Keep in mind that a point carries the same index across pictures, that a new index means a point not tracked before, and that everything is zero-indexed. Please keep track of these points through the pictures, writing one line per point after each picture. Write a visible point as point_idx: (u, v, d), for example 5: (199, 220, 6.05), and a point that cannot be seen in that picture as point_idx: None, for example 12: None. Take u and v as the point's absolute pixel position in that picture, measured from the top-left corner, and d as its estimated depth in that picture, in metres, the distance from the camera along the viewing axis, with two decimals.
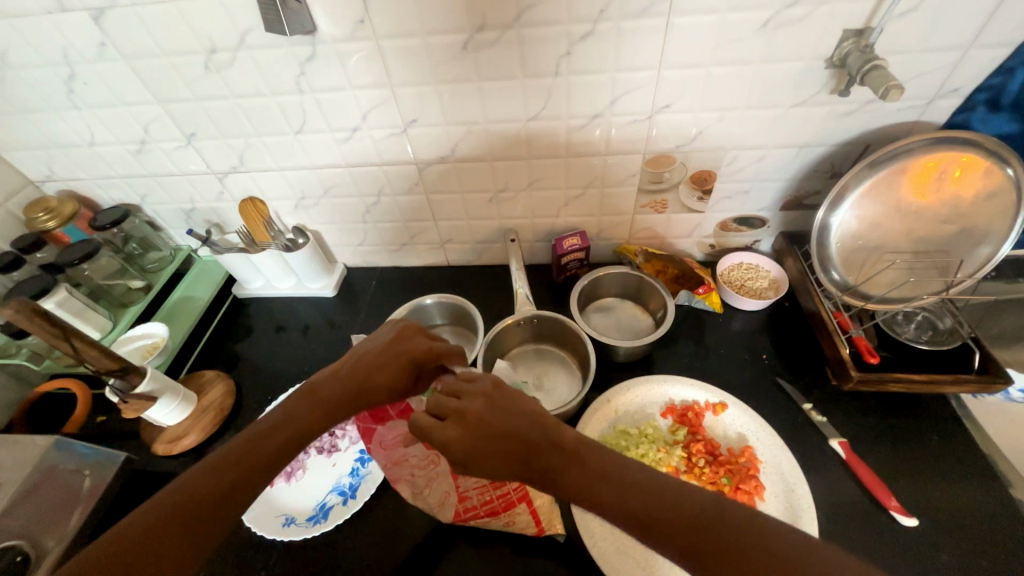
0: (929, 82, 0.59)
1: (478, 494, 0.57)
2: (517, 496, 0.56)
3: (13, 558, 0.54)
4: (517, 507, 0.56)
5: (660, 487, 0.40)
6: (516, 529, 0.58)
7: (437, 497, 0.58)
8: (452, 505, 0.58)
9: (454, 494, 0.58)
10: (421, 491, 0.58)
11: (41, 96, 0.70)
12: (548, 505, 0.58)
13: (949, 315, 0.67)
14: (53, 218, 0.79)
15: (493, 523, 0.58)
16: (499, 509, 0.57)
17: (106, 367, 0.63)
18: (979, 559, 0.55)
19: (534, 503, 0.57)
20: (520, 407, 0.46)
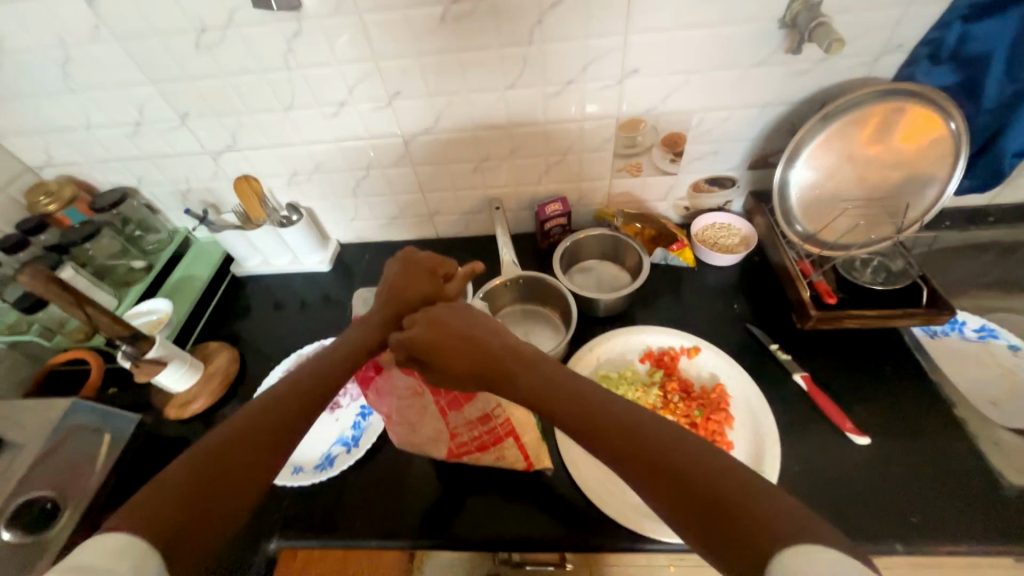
0: (875, 39, 0.64)
1: (468, 430, 0.62)
2: (504, 432, 0.62)
3: (44, 505, 0.58)
4: (506, 442, 0.62)
5: (600, 401, 0.45)
6: (506, 463, 0.64)
7: (430, 434, 0.63)
8: (446, 441, 0.63)
9: (446, 432, 0.62)
10: (414, 430, 0.63)
11: (37, 80, 0.73)
12: (535, 441, 0.64)
13: (900, 258, 0.73)
14: (53, 201, 0.82)
15: (484, 458, 0.64)
16: (489, 443, 0.62)
17: (117, 333, 0.67)
18: (923, 469, 0.61)
19: (521, 439, 0.62)
20: (480, 321, 0.56)
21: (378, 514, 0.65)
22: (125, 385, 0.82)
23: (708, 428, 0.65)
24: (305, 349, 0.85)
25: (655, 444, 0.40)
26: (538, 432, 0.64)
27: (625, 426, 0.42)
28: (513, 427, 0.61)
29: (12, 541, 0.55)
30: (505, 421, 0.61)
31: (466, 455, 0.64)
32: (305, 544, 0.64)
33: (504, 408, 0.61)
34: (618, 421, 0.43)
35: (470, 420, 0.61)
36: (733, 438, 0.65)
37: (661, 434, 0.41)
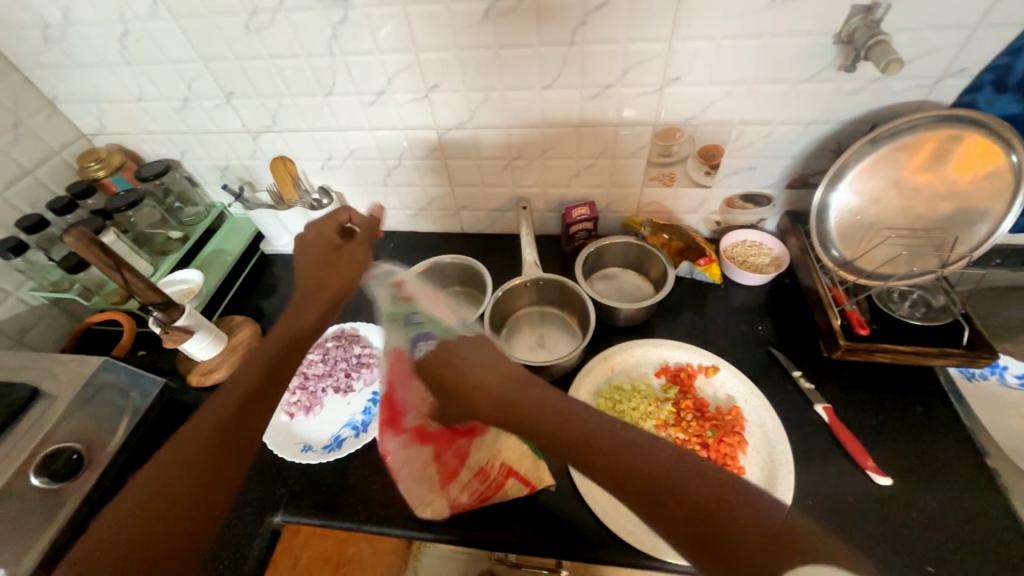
0: (937, 60, 0.61)
1: (466, 492, 0.60)
2: (500, 476, 0.60)
3: (70, 456, 0.62)
4: (507, 483, 0.61)
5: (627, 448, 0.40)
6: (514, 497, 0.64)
7: (427, 505, 0.61)
8: (451, 505, 0.61)
9: (450, 498, 0.60)
10: (416, 497, 0.61)
11: (96, 51, 0.76)
12: (534, 463, 0.63)
13: (943, 294, 0.69)
14: (103, 167, 0.87)
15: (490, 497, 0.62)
16: (491, 492, 0.61)
17: (149, 299, 0.70)
18: (947, 518, 0.58)
19: (520, 472, 0.61)
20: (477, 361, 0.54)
21: (380, 503, 0.66)
22: (153, 348, 0.86)
23: (719, 451, 0.64)
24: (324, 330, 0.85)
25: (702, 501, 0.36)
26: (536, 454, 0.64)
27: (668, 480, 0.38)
28: (508, 468, 0.60)
29: (38, 487, 0.59)
30: (497, 467, 0.60)
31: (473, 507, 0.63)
32: (310, 521, 0.66)
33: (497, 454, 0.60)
34: (664, 473, 0.38)
35: (463, 483, 0.60)
36: (746, 462, 0.64)
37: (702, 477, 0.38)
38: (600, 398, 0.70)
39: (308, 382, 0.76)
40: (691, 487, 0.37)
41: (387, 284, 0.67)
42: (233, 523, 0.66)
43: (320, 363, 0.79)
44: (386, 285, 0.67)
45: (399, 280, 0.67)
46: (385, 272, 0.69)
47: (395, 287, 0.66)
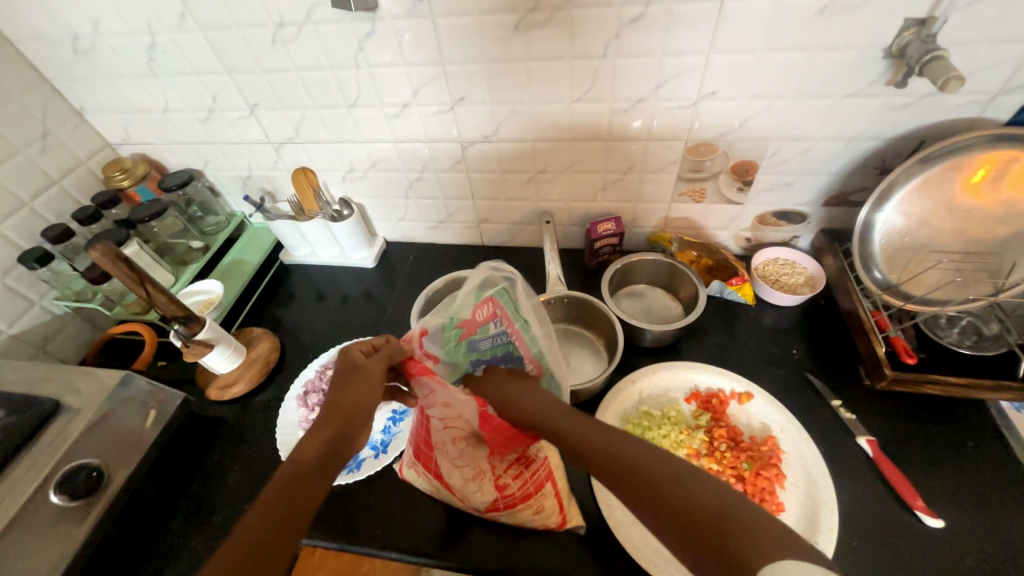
0: (994, 76, 0.57)
1: (513, 475, 0.60)
2: (544, 476, 0.61)
3: (91, 472, 0.61)
4: (546, 487, 0.61)
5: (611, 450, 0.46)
6: (541, 517, 0.60)
7: (466, 473, 0.59)
8: (490, 486, 0.59)
9: (488, 475, 0.59)
10: (454, 461, 0.59)
11: (124, 63, 0.76)
12: (566, 495, 0.63)
13: (996, 320, 0.66)
14: (127, 177, 0.87)
15: (521, 513, 0.60)
16: (532, 491, 0.60)
17: (172, 313, 0.69)
18: (1007, 567, 0.54)
19: (556, 486, 0.62)
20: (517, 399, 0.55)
21: (400, 528, 0.64)
22: (173, 359, 0.86)
23: (756, 484, 0.61)
24: None
25: (677, 500, 0.40)
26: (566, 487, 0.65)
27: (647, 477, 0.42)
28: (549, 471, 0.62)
29: (58, 504, 0.58)
30: (543, 463, 0.62)
31: (506, 506, 0.60)
32: (327, 545, 0.64)
33: (539, 448, 0.64)
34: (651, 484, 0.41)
35: (509, 460, 0.60)
36: (784, 497, 0.60)
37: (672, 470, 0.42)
38: (628, 423, 0.68)
39: None
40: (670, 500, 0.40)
41: (484, 298, 0.58)
42: None
43: None
44: (481, 298, 0.58)
45: (497, 300, 0.58)
46: (498, 280, 0.59)
47: (479, 302, 0.57)
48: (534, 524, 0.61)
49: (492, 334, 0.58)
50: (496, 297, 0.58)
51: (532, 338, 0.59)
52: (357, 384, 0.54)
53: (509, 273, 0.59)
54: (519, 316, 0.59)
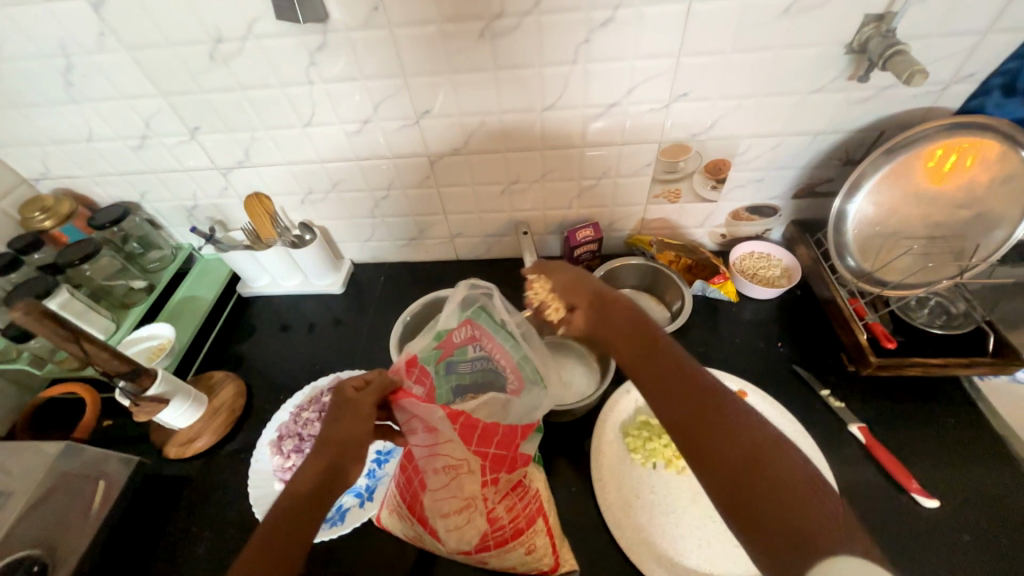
0: (946, 68, 0.60)
1: (505, 506, 0.54)
2: (536, 509, 0.56)
3: (31, 567, 0.53)
4: (538, 523, 0.55)
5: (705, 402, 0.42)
6: (534, 558, 0.54)
7: (452, 506, 0.52)
8: (480, 519, 0.53)
9: (478, 506, 0.53)
10: (438, 493, 0.53)
11: (35, 89, 0.67)
12: (559, 534, 0.58)
13: (962, 300, 0.69)
14: (49, 217, 0.76)
15: (513, 554, 0.54)
16: (524, 526, 0.54)
17: (117, 369, 0.62)
18: (1000, 538, 0.56)
19: (548, 521, 0.57)
20: (612, 313, 0.55)
21: None
22: (122, 416, 0.77)
23: None
24: (319, 381, 0.77)
25: (746, 468, 0.38)
26: (559, 525, 0.59)
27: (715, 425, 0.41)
28: (542, 505, 0.57)
29: None
30: (537, 495, 0.57)
31: (496, 544, 0.53)
32: None
33: (530, 477, 0.58)
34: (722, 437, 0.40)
35: (502, 488, 0.54)
36: None
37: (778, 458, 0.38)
38: (627, 435, 0.66)
39: (303, 445, 0.68)
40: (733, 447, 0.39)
41: (464, 316, 0.60)
42: None
43: (317, 422, 0.70)
44: (462, 318, 0.60)
45: (475, 320, 0.60)
46: (477, 298, 0.61)
47: (457, 325, 0.60)
48: (528, 566, 0.54)
49: (471, 358, 0.61)
50: (474, 318, 0.60)
51: (513, 348, 0.59)
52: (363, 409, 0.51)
53: (487, 287, 0.62)
54: (500, 331, 0.60)
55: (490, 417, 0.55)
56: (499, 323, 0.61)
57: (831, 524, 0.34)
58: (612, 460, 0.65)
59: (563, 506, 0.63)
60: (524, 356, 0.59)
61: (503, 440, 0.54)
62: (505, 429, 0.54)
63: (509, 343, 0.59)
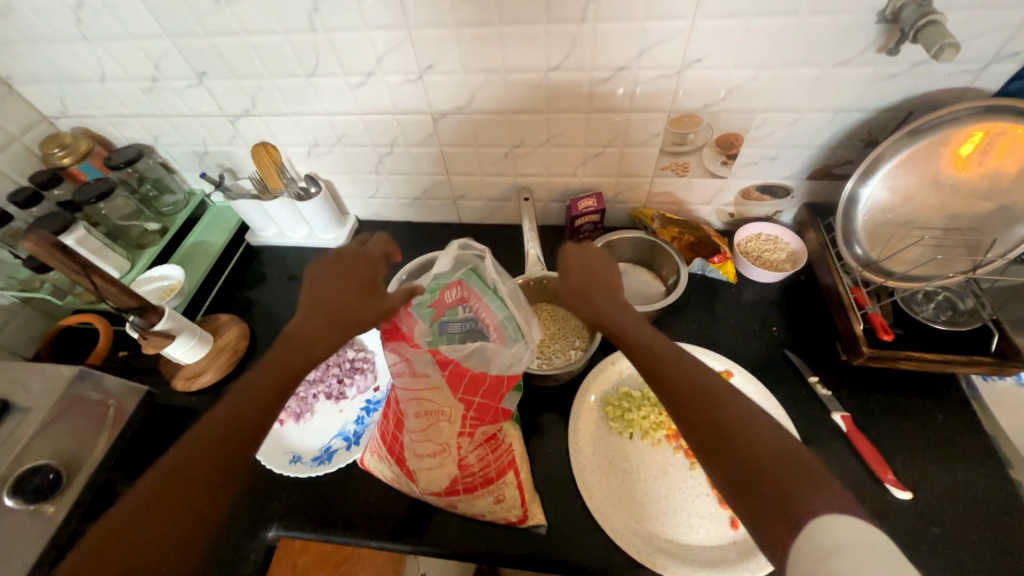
0: (988, 44, 0.55)
1: (477, 455, 0.56)
2: (507, 462, 0.59)
3: (46, 476, 0.58)
4: (508, 475, 0.58)
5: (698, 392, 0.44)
6: (503, 508, 0.57)
7: (427, 449, 0.55)
8: (452, 465, 0.56)
9: (451, 453, 0.55)
10: (414, 436, 0.55)
11: (48, 25, 0.67)
12: (530, 489, 0.60)
13: (971, 296, 0.66)
14: (68, 154, 0.79)
15: (482, 501, 0.57)
16: (494, 475, 0.57)
17: (125, 304, 0.65)
18: (969, 534, 0.56)
19: (519, 475, 0.59)
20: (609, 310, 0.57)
21: (379, 517, 0.62)
22: (136, 349, 0.82)
23: None
24: None
25: (744, 443, 0.39)
26: (532, 482, 0.62)
27: (712, 406, 0.42)
28: (514, 458, 0.59)
29: (13, 508, 0.55)
30: (509, 448, 0.60)
31: (466, 490, 0.56)
32: (305, 536, 0.62)
33: (505, 432, 0.61)
34: (717, 418, 0.41)
35: (476, 439, 0.56)
36: None
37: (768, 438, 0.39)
38: (607, 404, 0.68)
39: None
40: (726, 423, 0.41)
41: (455, 276, 0.62)
42: (225, 541, 0.62)
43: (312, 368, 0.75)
44: (451, 280, 0.62)
45: (465, 283, 0.62)
46: (469, 259, 0.63)
47: (449, 285, 0.61)
48: (496, 514, 0.58)
49: (462, 318, 0.60)
50: (465, 280, 0.62)
51: (498, 307, 0.60)
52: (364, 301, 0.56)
53: (480, 248, 0.63)
54: (489, 293, 0.61)
55: (478, 368, 0.55)
56: (488, 285, 0.62)
57: (827, 489, 0.35)
58: (590, 426, 0.67)
59: (538, 465, 0.65)
60: (509, 316, 0.59)
61: (489, 390, 0.56)
62: (492, 378, 0.55)
63: (495, 303, 0.60)
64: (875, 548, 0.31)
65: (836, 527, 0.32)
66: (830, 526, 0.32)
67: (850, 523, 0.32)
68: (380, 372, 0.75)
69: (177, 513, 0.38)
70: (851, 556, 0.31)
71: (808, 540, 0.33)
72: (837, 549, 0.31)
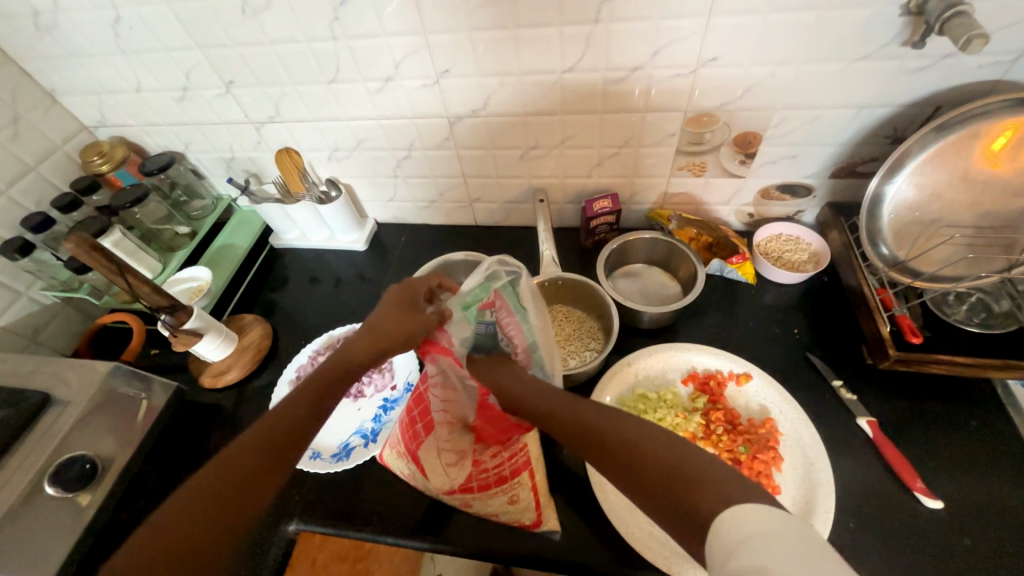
0: (1021, 34, 0.53)
1: (491, 454, 0.57)
2: (523, 462, 0.58)
3: (84, 466, 0.61)
4: (522, 476, 0.58)
5: (601, 435, 0.43)
6: (516, 509, 0.57)
7: (448, 455, 0.57)
8: (467, 465, 0.57)
9: (467, 455, 0.57)
10: (437, 441, 0.57)
11: (89, 40, 0.72)
12: (544, 492, 0.60)
13: (1006, 298, 0.64)
14: (106, 162, 0.83)
15: (496, 500, 0.57)
16: (508, 474, 0.57)
17: (158, 303, 0.68)
18: (1006, 548, 0.53)
19: (534, 478, 0.59)
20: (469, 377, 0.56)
21: (395, 514, 0.63)
22: (166, 347, 0.85)
23: (752, 467, 0.60)
24: (336, 330, 0.83)
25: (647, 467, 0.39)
26: (546, 484, 0.62)
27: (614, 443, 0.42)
28: (530, 458, 0.59)
29: (52, 495, 0.58)
30: (525, 448, 0.59)
31: (480, 487, 0.57)
32: (323, 530, 0.64)
33: (522, 432, 0.60)
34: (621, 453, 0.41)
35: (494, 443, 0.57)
36: (780, 480, 0.60)
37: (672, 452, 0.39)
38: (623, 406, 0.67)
39: None
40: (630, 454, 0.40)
41: (488, 290, 0.55)
42: None
43: None
44: (486, 293, 0.55)
45: (499, 293, 0.55)
46: (505, 273, 0.55)
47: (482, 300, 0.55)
48: (509, 516, 0.58)
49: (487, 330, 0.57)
50: (499, 294, 0.55)
51: (526, 329, 0.55)
52: (408, 319, 0.56)
53: (516, 263, 0.56)
54: (521, 313, 0.55)
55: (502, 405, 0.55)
56: (522, 303, 0.56)
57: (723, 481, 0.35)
58: None
59: (553, 466, 0.65)
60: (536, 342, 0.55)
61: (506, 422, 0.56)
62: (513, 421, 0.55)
63: (525, 325, 0.55)
64: (786, 533, 0.30)
65: (743, 517, 0.32)
66: (738, 519, 0.32)
67: (744, 512, 0.32)
68: (397, 372, 0.76)
69: (227, 501, 0.40)
70: (756, 547, 0.30)
71: (724, 538, 0.32)
72: (744, 540, 0.31)
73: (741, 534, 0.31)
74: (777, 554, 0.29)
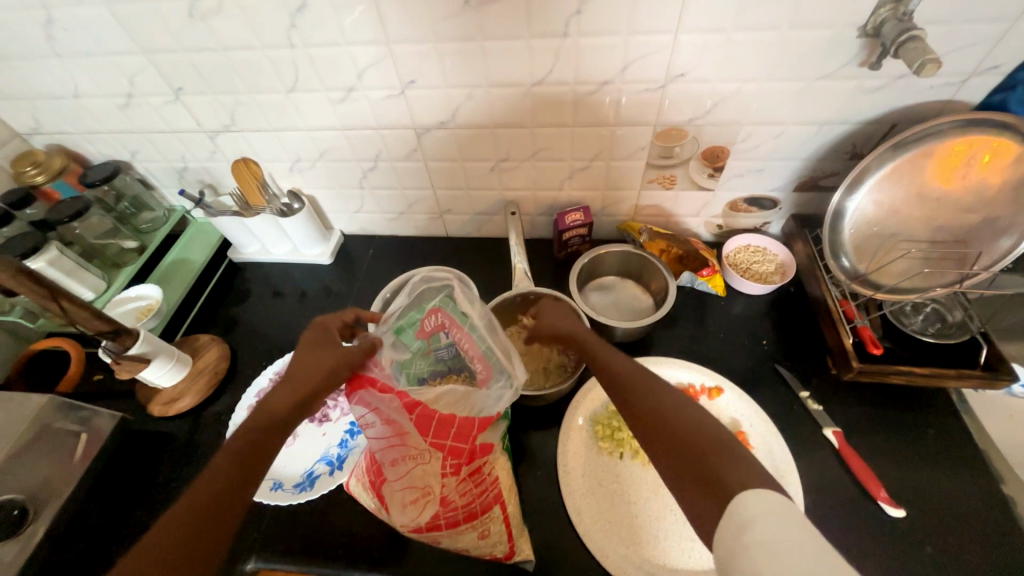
0: (969, 57, 0.55)
1: (460, 491, 0.53)
2: (494, 497, 0.56)
3: (11, 512, 0.56)
4: (494, 510, 0.55)
5: (642, 398, 0.46)
6: (487, 543, 0.55)
7: (409, 494, 0.52)
8: (432, 503, 0.53)
9: (434, 494, 0.53)
10: (396, 483, 0.53)
11: (17, 41, 0.65)
12: (517, 522, 0.58)
13: (959, 308, 0.66)
14: (41, 172, 0.77)
15: (465, 536, 0.54)
16: (478, 510, 0.54)
17: (98, 329, 0.63)
18: (965, 552, 0.55)
19: (506, 509, 0.57)
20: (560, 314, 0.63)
21: (363, 546, 0.60)
22: (111, 372, 0.79)
23: None
24: None
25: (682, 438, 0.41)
26: (520, 510, 0.60)
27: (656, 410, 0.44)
28: (499, 493, 0.56)
29: None
30: (496, 483, 0.57)
31: (449, 525, 0.53)
32: (285, 568, 0.60)
33: (492, 464, 0.58)
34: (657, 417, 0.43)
35: (462, 476, 0.53)
36: None
37: (696, 421, 0.42)
38: (597, 424, 0.67)
39: None
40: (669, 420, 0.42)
41: (430, 306, 0.61)
42: None
43: None
44: (428, 310, 0.61)
45: (439, 307, 0.61)
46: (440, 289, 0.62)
47: (428, 314, 0.61)
48: (481, 550, 0.55)
49: (445, 344, 0.61)
50: (441, 307, 0.61)
51: (474, 334, 0.58)
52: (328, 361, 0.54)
53: (449, 275, 0.62)
54: (466, 320, 0.59)
55: (448, 407, 0.53)
56: (462, 311, 0.60)
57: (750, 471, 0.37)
58: (579, 447, 0.65)
59: (528, 488, 0.64)
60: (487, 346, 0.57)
61: (460, 431, 0.53)
62: (461, 420, 0.53)
63: (471, 330, 0.59)
64: (791, 518, 0.32)
65: (750, 498, 0.34)
66: (747, 499, 0.34)
67: (757, 497, 0.34)
68: None
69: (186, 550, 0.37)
70: (766, 524, 0.32)
71: (732, 521, 0.34)
72: (749, 521, 0.33)
73: (742, 514, 0.34)
74: (778, 535, 0.32)
